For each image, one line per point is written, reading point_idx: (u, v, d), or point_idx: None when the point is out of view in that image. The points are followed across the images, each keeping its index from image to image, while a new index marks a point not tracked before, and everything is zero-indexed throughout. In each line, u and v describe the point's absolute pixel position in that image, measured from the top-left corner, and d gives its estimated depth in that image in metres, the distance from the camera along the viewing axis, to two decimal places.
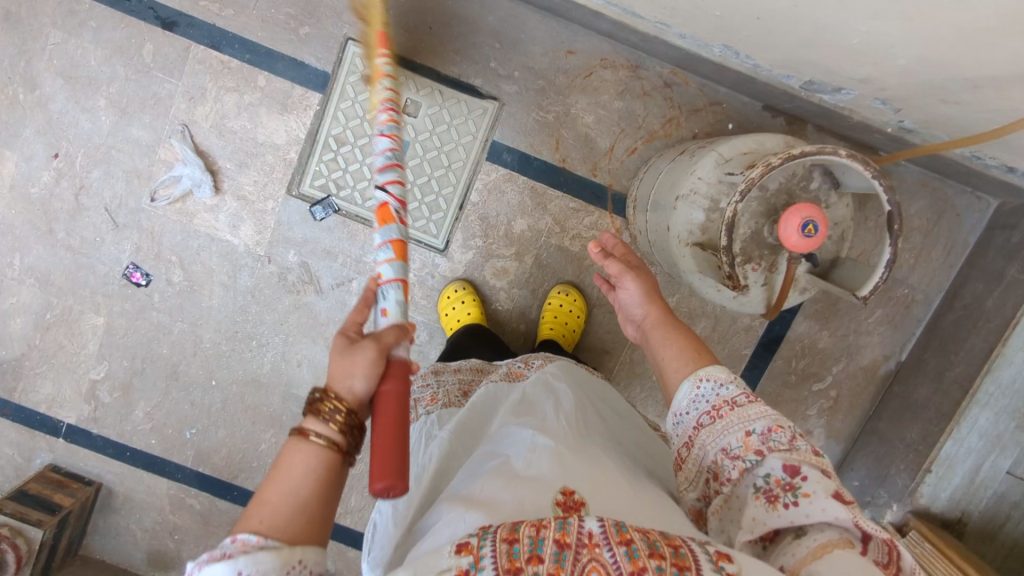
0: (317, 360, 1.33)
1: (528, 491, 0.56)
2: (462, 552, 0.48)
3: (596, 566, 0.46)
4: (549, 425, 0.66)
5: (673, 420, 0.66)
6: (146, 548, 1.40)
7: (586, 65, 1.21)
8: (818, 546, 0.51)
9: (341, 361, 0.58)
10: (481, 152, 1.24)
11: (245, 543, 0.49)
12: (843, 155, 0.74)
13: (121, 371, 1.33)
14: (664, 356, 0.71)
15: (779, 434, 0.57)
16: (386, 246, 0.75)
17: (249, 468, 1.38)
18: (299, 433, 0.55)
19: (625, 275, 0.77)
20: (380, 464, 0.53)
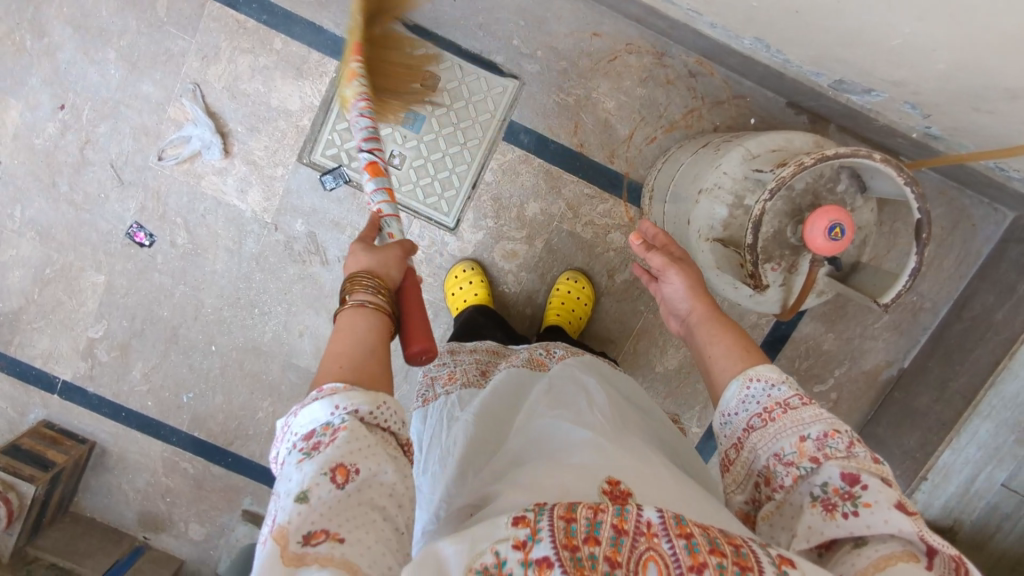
0: (319, 331, 1.32)
1: (573, 476, 0.62)
2: (519, 524, 0.51)
3: (653, 555, 0.49)
4: (587, 421, 0.72)
5: (720, 420, 0.68)
6: (138, 509, 1.40)
7: (611, 48, 1.19)
8: (880, 558, 0.52)
9: (376, 251, 0.67)
10: (498, 131, 1.22)
11: (334, 388, 0.54)
12: (876, 159, 0.72)
13: (120, 331, 1.32)
14: (711, 354, 0.71)
15: (836, 440, 0.59)
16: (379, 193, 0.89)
17: (245, 435, 1.37)
18: (348, 303, 0.62)
19: (671, 266, 0.77)
20: (424, 329, 0.66)
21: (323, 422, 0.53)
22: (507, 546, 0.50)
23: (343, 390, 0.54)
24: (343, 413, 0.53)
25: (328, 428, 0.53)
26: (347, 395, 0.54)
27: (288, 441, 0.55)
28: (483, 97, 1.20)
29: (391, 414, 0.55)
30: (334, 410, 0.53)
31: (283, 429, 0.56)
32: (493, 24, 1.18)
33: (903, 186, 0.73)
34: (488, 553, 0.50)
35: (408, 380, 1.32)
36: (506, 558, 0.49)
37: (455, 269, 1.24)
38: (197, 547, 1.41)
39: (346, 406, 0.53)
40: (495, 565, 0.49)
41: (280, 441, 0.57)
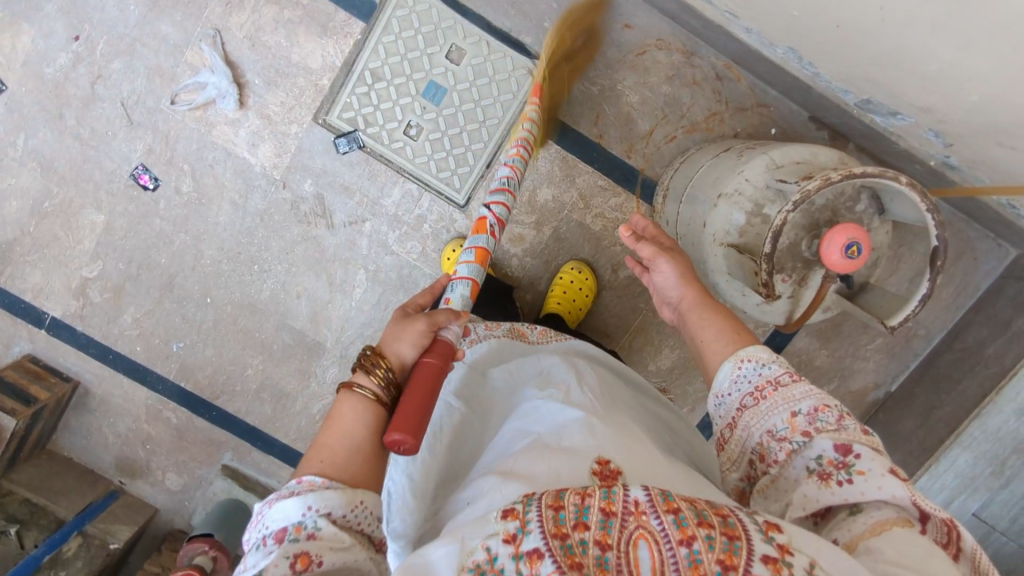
0: (317, 295, 1.31)
1: (563, 461, 0.64)
2: (509, 517, 0.54)
3: (643, 532, 0.52)
4: (576, 400, 0.74)
5: (715, 401, 0.72)
6: (116, 453, 1.39)
7: (641, 42, 1.17)
8: (876, 523, 0.55)
9: (395, 326, 0.66)
10: (518, 113, 1.20)
11: (311, 483, 0.55)
12: (902, 183, 0.72)
13: (115, 273, 1.30)
14: (701, 340, 0.75)
15: (826, 414, 0.63)
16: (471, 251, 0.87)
17: (232, 391, 1.36)
18: (346, 386, 0.62)
19: (659, 258, 0.81)
20: (415, 424, 0.58)
21: (295, 521, 0.53)
22: (498, 541, 0.52)
23: (317, 490, 0.54)
24: (316, 515, 0.53)
25: (300, 528, 0.52)
26: (319, 496, 0.53)
27: (257, 530, 0.54)
28: (506, 76, 1.19)
29: (364, 515, 0.56)
30: (306, 511, 0.53)
31: (255, 515, 0.55)
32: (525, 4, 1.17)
33: (925, 212, 0.73)
34: (480, 550, 0.52)
35: None
36: (497, 553, 0.52)
37: (449, 250, 1.25)
38: (173, 497, 1.41)
39: (318, 509, 0.53)
40: (487, 562, 0.51)
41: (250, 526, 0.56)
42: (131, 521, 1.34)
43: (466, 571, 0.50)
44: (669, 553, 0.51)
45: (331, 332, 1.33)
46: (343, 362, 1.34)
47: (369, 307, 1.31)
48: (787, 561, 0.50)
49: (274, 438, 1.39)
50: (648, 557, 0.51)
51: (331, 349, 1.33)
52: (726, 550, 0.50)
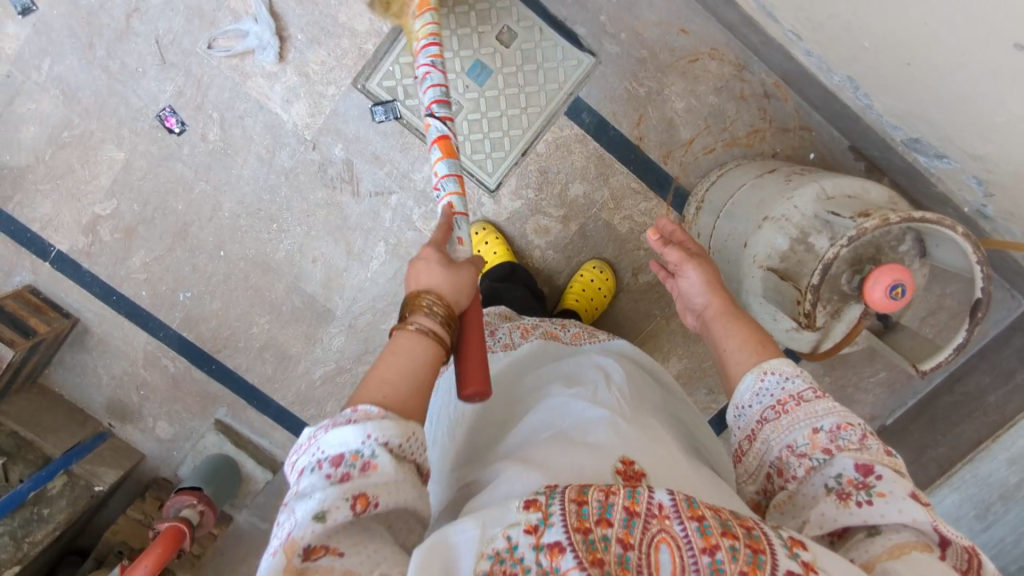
0: (332, 262, 1.29)
1: (585, 456, 0.62)
2: (531, 508, 0.51)
3: (665, 536, 0.49)
4: (602, 399, 0.73)
5: (735, 412, 0.67)
6: (108, 395, 1.37)
7: (695, 49, 1.16)
8: (894, 546, 0.51)
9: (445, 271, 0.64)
10: (561, 104, 1.19)
11: (368, 412, 0.50)
12: (957, 232, 0.73)
13: (129, 214, 1.27)
14: (723, 350, 0.70)
15: (849, 432, 0.58)
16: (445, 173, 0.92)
17: (234, 346, 1.34)
18: (403, 325, 0.59)
19: (687, 263, 0.75)
20: (480, 374, 0.64)
21: (351, 449, 0.49)
22: (519, 531, 0.50)
23: (375, 419, 0.50)
24: (374, 444, 0.49)
25: (357, 457, 0.48)
26: (379, 426, 0.49)
27: (308, 454, 0.50)
28: (555, 65, 1.17)
29: (420, 446, 0.52)
30: (364, 439, 0.49)
31: (304, 439, 0.51)
32: None
33: (974, 264, 0.74)
34: (501, 538, 0.49)
35: None
36: (518, 542, 0.49)
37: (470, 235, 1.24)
38: (161, 445, 1.39)
39: (377, 439, 0.49)
40: (507, 550, 0.49)
41: (300, 449, 0.52)
42: (118, 465, 1.33)
43: (485, 559, 0.48)
44: (691, 561, 0.48)
45: (343, 300, 1.31)
46: (350, 332, 1.33)
47: (384, 280, 1.30)
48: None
49: (272, 399, 1.37)
50: (670, 562, 0.48)
51: (340, 318, 1.32)
52: (751, 563, 0.47)
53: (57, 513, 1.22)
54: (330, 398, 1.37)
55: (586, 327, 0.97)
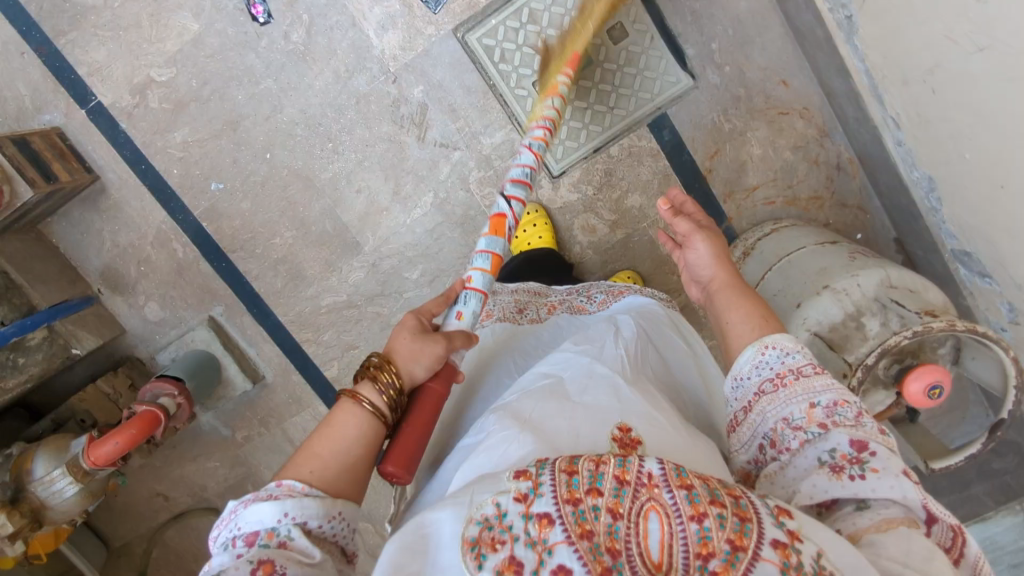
0: (376, 197, 1.27)
1: (583, 420, 0.57)
2: (522, 478, 0.47)
3: (654, 505, 0.45)
4: (606, 359, 0.68)
5: (731, 384, 0.63)
6: (106, 261, 1.32)
7: (789, 103, 1.18)
8: (882, 520, 0.48)
9: (410, 342, 0.62)
10: (648, 115, 1.20)
11: (291, 488, 0.53)
12: (1008, 356, 0.77)
13: (185, 87, 1.22)
14: (727, 325, 0.66)
15: (845, 409, 0.55)
16: (485, 256, 0.79)
17: (251, 251, 1.31)
18: (350, 393, 0.59)
19: (694, 237, 0.71)
20: (405, 457, 0.59)
21: (267, 527, 0.51)
22: (509, 498, 0.46)
23: (296, 496, 0.52)
24: (290, 523, 0.51)
25: (272, 535, 0.51)
26: (297, 505, 0.52)
27: (229, 530, 0.52)
28: (655, 76, 1.17)
29: (339, 530, 0.54)
30: (280, 518, 0.51)
31: (227, 514, 0.54)
32: (704, 18, 1.16)
33: (1011, 387, 0.79)
34: (489, 505, 0.46)
35: (433, 286, 1.31)
36: (507, 510, 0.45)
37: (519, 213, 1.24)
38: (145, 325, 1.35)
39: (293, 518, 0.51)
40: (496, 517, 0.45)
41: (223, 526, 0.54)
42: (99, 334, 1.29)
43: (473, 525, 0.45)
44: (678, 530, 0.43)
45: (374, 238, 1.29)
46: (371, 271, 1.31)
47: (421, 230, 1.28)
48: (796, 548, 0.43)
49: (272, 312, 1.35)
50: (658, 531, 0.44)
51: (366, 254, 1.30)
52: (738, 531, 0.43)
53: (32, 366, 1.19)
54: (331, 328, 1.35)
55: (612, 290, 0.93)
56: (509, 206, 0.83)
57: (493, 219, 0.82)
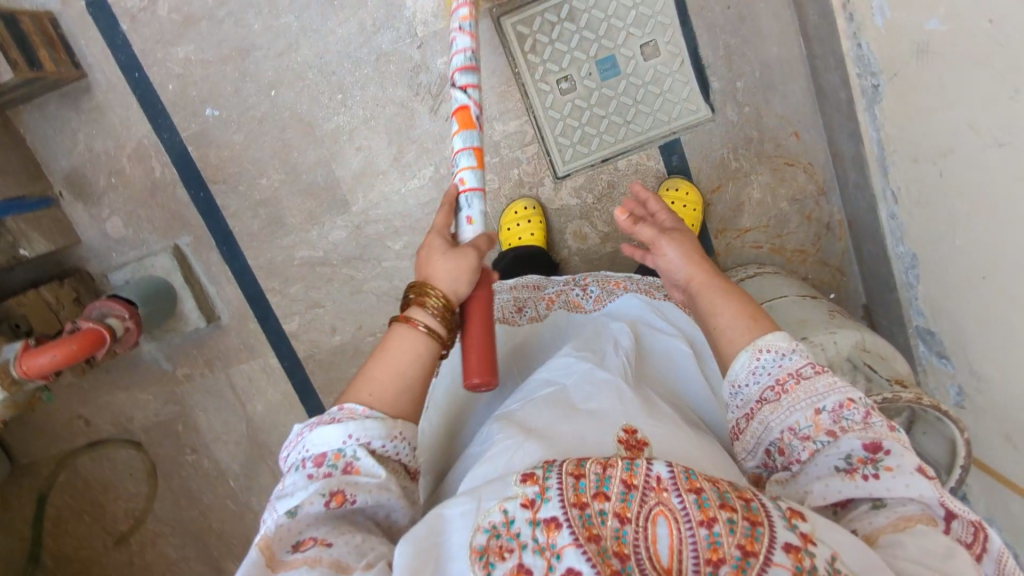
0: (374, 159, 1.24)
1: (588, 426, 0.60)
2: (528, 481, 0.52)
3: (662, 509, 0.48)
4: (609, 366, 0.72)
5: (729, 391, 0.64)
6: (76, 164, 1.25)
7: (796, 156, 1.21)
8: (900, 519, 0.52)
9: (444, 262, 0.65)
10: (660, 137, 1.21)
11: (353, 411, 0.57)
12: (962, 436, 0.81)
13: (200, 3, 1.17)
14: (715, 327, 0.66)
15: (852, 411, 0.57)
16: (467, 152, 0.79)
17: (233, 186, 1.26)
18: (404, 321, 0.62)
19: (659, 241, 0.70)
20: (480, 362, 0.64)
21: (334, 448, 0.55)
22: (516, 504, 0.50)
23: (360, 418, 0.56)
24: (356, 444, 0.55)
25: (339, 458, 0.55)
26: (362, 426, 0.56)
27: (297, 452, 0.56)
28: (675, 101, 1.19)
29: (402, 448, 0.58)
30: (347, 439, 0.55)
31: (294, 437, 0.58)
32: (735, 55, 1.17)
33: (957, 466, 0.83)
34: (496, 512, 0.50)
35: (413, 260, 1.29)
36: (513, 517, 0.50)
37: (516, 206, 1.23)
38: (104, 240, 1.28)
39: (360, 437, 0.55)
40: (504, 524, 0.49)
41: (289, 448, 0.58)
42: (50, 240, 1.21)
43: (481, 532, 0.49)
44: (688, 535, 0.47)
45: (364, 200, 1.26)
46: (354, 232, 1.28)
47: (413, 202, 1.26)
48: (809, 551, 0.47)
49: (242, 254, 1.30)
50: (667, 536, 0.47)
51: (351, 214, 1.27)
52: (748, 536, 0.47)
53: None
54: (300, 282, 1.31)
55: (607, 285, 0.94)
56: (467, 97, 0.81)
57: (457, 116, 0.81)
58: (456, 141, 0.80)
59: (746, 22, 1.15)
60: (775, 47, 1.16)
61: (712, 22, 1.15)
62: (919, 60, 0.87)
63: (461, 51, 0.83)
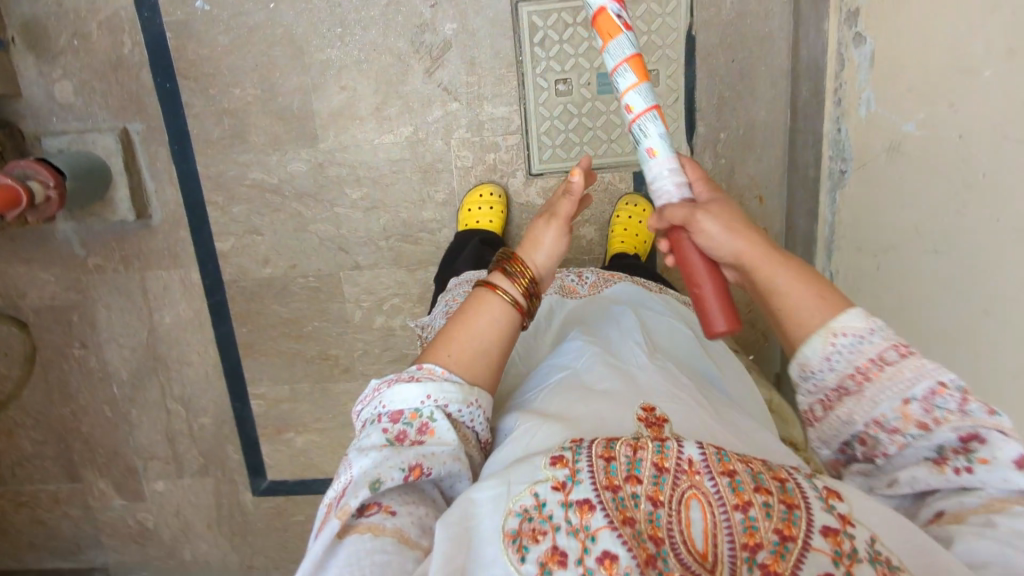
0: (354, 103, 1.21)
1: (605, 407, 0.61)
2: (558, 464, 0.50)
3: (695, 493, 0.47)
4: (623, 356, 0.73)
5: (800, 373, 0.54)
6: (42, 15, 1.17)
7: (754, 218, 1.26)
8: (992, 501, 0.46)
9: (532, 233, 0.69)
10: (636, 164, 1.23)
11: (431, 371, 0.61)
12: None
13: None
14: (781, 308, 0.56)
15: (945, 398, 0.48)
16: (622, 69, 0.62)
17: (203, 87, 1.20)
18: (488, 288, 0.66)
19: (694, 216, 0.59)
20: (724, 308, 0.58)
21: (411, 408, 0.58)
22: (547, 488, 0.48)
23: (438, 378, 0.60)
24: (433, 405, 0.59)
25: (415, 416, 0.58)
26: (439, 386, 0.59)
27: (373, 407, 0.60)
28: None
29: (477, 415, 0.61)
30: (425, 399, 0.59)
31: (371, 392, 0.62)
32: (727, 109, 1.20)
33: None
34: (528, 496, 0.48)
35: (366, 214, 1.26)
36: (546, 500, 0.48)
37: (482, 189, 1.23)
38: (50, 101, 1.21)
39: (437, 397, 0.59)
40: (536, 508, 0.47)
41: (363, 403, 0.62)
42: None
43: (513, 516, 0.47)
44: (722, 518, 0.45)
45: (333, 140, 1.23)
46: (313, 169, 1.24)
47: (382, 156, 1.24)
48: (848, 533, 0.44)
49: (192, 157, 1.24)
50: (701, 521, 0.46)
51: (316, 150, 1.23)
52: (785, 520, 0.45)
53: None
54: (245, 203, 1.26)
55: (602, 274, 0.96)
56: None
57: (596, 25, 0.63)
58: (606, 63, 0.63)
59: (745, 80, 1.19)
60: (763, 111, 1.20)
61: (714, 69, 1.18)
62: (888, 158, 0.94)
63: None
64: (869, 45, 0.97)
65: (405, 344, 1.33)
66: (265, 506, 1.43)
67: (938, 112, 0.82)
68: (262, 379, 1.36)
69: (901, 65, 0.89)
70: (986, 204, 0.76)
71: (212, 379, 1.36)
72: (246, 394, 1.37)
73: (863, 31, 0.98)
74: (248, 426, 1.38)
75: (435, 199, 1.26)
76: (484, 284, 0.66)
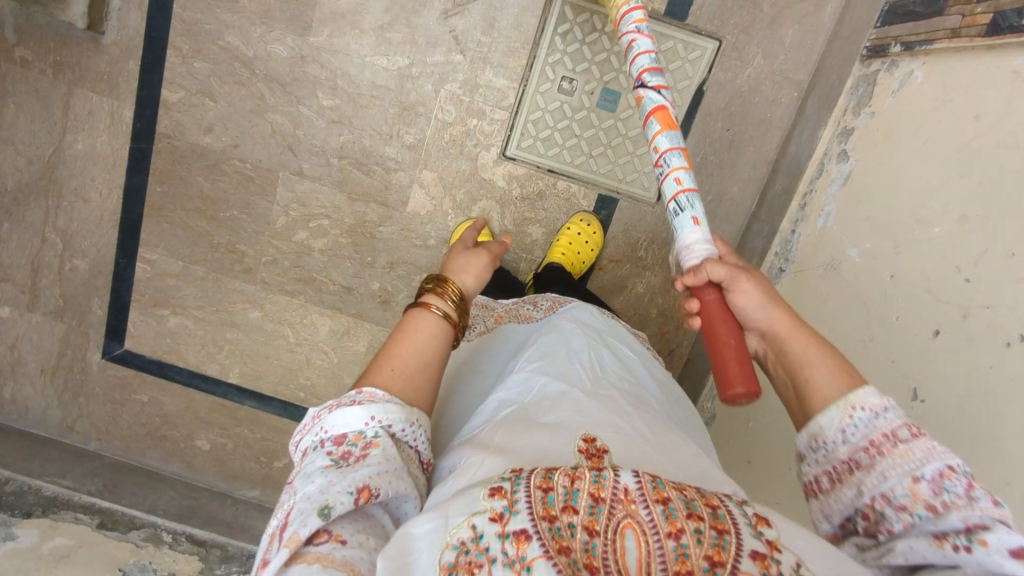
0: (359, 10, 1.15)
1: (545, 437, 0.54)
2: (495, 495, 0.44)
3: (630, 522, 0.42)
4: (570, 377, 0.66)
5: (811, 443, 0.54)
6: None
7: None
8: None
9: (456, 262, 0.67)
10: (603, 186, 1.24)
11: (373, 395, 0.53)
12: None
13: None
14: (808, 386, 0.56)
15: (953, 482, 0.46)
16: (674, 149, 0.74)
17: None
18: (420, 307, 0.61)
19: (737, 274, 0.60)
20: (741, 370, 0.54)
21: (355, 430, 0.52)
22: (483, 519, 0.42)
23: (380, 402, 0.53)
24: (377, 426, 0.52)
25: (360, 437, 0.51)
26: (384, 409, 0.52)
27: (313, 434, 0.53)
28: (636, 170, 1.23)
29: (421, 436, 0.55)
30: (369, 421, 0.52)
31: (310, 421, 0.54)
32: (705, 172, 1.22)
33: None
34: (463, 527, 0.42)
35: (329, 126, 1.21)
36: (482, 532, 0.42)
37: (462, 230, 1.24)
38: None
39: (381, 420, 0.52)
40: (472, 541, 0.41)
41: (304, 432, 0.54)
42: None
43: (449, 550, 0.41)
44: (655, 547, 0.41)
45: (325, 38, 1.17)
46: (291, 57, 1.18)
47: (367, 77, 1.18)
48: (776, 560, 0.41)
49: None
50: (635, 549, 0.41)
51: (303, 40, 1.17)
52: (715, 546, 0.41)
53: None
54: (209, 63, 1.18)
55: (557, 301, 0.90)
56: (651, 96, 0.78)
57: (656, 113, 0.77)
58: (661, 141, 0.75)
59: (731, 151, 1.21)
60: (735, 187, 1.23)
61: (709, 129, 1.20)
62: (825, 274, 0.98)
63: (642, 48, 0.82)
64: (849, 165, 1.02)
65: (316, 268, 1.27)
66: (111, 373, 1.34)
67: (883, 248, 0.87)
68: (157, 245, 1.27)
69: (870, 196, 0.94)
70: (901, 343, 0.80)
71: (105, 225, 1.26)
72: (134, 253, 1.27)
73: (850, 150, 1.03)
74: (124, 286, 1.29)
75: (402, 140, 1.21)
76: (415, 306, 0.62)
